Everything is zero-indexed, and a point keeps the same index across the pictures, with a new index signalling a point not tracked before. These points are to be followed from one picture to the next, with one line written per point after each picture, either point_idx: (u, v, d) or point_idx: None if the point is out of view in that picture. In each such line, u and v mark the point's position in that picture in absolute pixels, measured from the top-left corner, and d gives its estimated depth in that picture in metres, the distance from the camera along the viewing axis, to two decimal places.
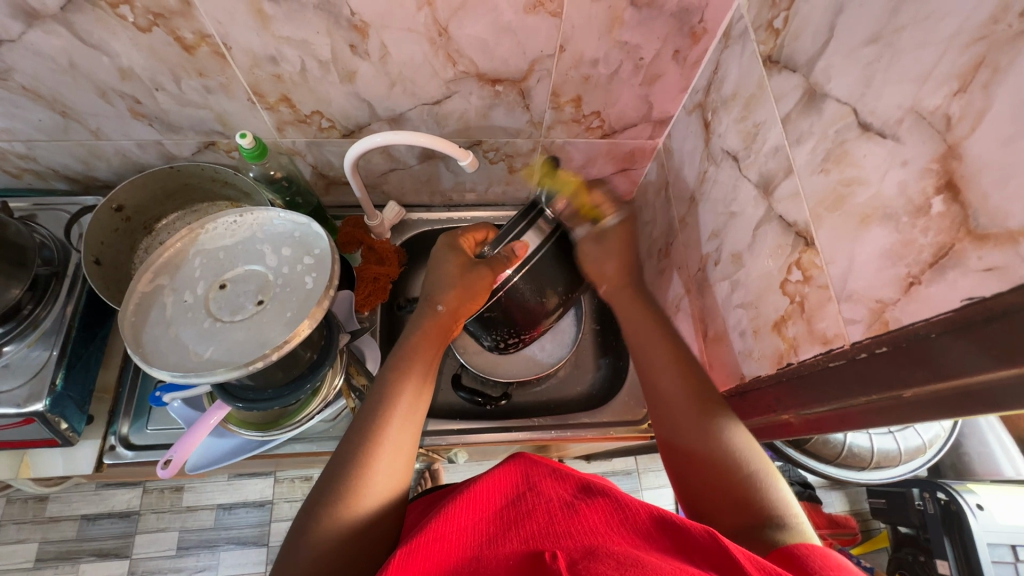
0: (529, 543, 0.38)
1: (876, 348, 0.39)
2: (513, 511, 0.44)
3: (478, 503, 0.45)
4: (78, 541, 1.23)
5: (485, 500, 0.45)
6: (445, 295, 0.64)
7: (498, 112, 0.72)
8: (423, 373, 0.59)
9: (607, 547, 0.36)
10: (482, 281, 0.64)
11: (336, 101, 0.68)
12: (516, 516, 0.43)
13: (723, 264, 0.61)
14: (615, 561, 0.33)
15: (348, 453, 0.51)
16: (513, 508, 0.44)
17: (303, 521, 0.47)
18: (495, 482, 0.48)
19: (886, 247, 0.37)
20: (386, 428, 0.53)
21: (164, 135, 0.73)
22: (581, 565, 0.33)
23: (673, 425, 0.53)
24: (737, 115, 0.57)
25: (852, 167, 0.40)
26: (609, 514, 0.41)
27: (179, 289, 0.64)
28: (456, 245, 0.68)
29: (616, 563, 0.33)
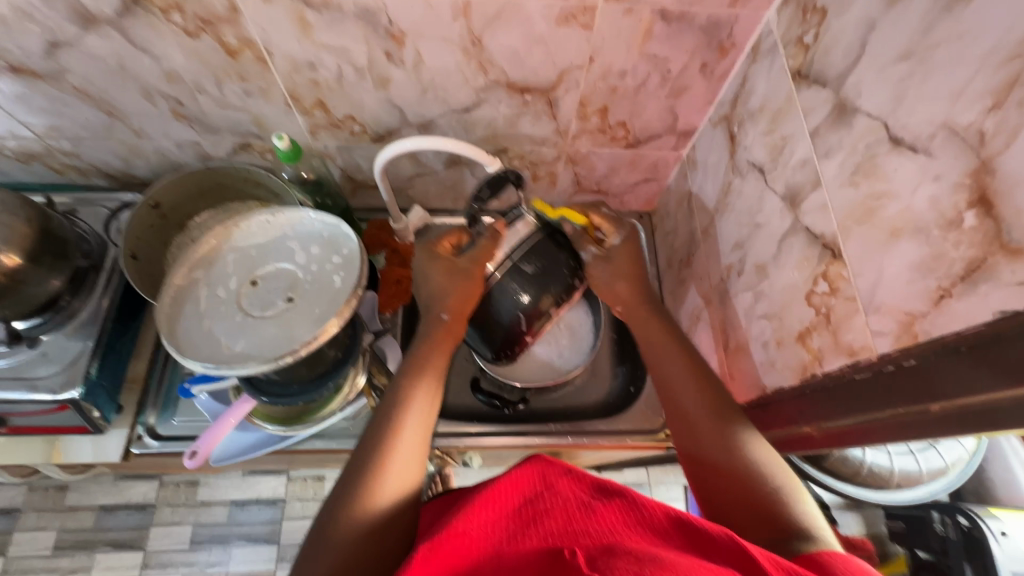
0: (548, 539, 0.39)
1: (903, 361, 0.39)
2: (531, 508, 0.44)
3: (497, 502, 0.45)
4: (95, 531, 1.26)
5: (504, 498, 0.45)
6: (447, 300, 0.64)
7: (524, 120, 0.73)
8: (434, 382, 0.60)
9: (624, 544, 0.36)
10: (472, 280, 0.64)
11: (369, 106, 0.70)
12: (537, 514, 0.43)
13: (746, 275, 0.62)
14: (633, 559, 0.34)
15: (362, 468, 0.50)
16: (532, 506, 0.44)
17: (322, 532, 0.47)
18: (515, 480, 0.48)
19: (917, 260, 0.37)
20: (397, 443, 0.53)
21: (203, 136, 0.76)
22: (601, 563, 0.33)
23: (701, 444, 0.53)
24: (764, 128, 0.58)
25: (882, 181, 0.40)
26: (626, 514, 0.42)
27: (213, 283, 0.66)
28: (434, 253, 0.67)
29: (634, 561, 0.33)
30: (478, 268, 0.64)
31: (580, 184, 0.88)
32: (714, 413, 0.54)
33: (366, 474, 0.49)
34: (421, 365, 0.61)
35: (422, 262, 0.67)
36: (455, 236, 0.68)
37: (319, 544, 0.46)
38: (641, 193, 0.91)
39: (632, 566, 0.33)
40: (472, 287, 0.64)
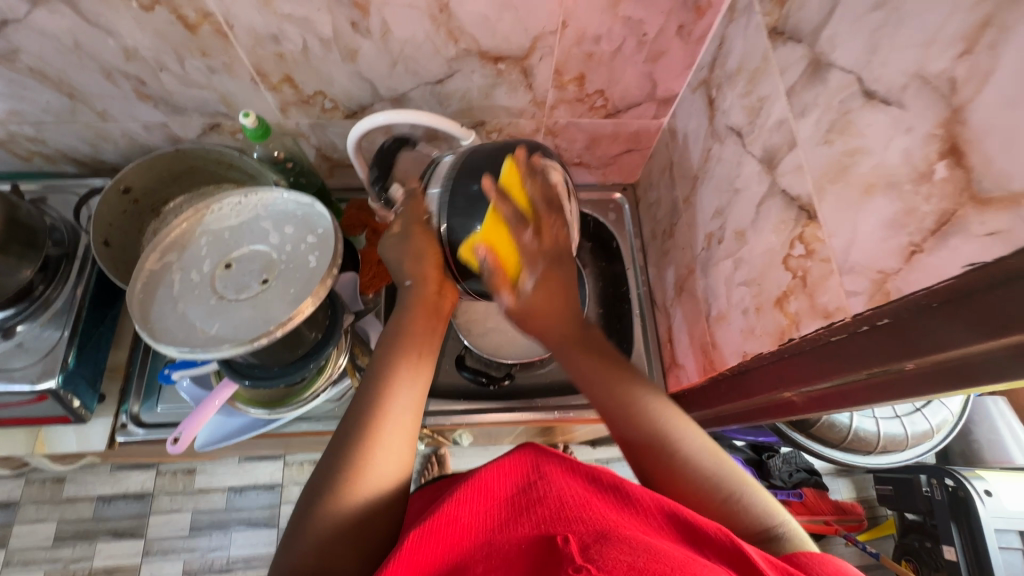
0: (540, 526, 0.40)
1: (878, 321, 0.39)
2: (524, 496, 0.44)
3: (487, 489, 0.46)
4: (94, 521, 1.26)
5: (493, 486, 0.46)
6: (404, 266, 0.60)
7: (500, 91, 0.71)
8: (421, 350, 0.57)
9: (617, 531, 0.37)
10: (420, 239, 0.60)
11: (339, 81, 0.68)
12: (530, 501, 0.44)
13: (726, 242, 0.61)
14: (629, 547, 0.34)
15: (347, 447, 0.49)
16: (525, 494, 0.45)
17: (301, 522, 0.45)
18: (506, 468, 0.49)
19: (889, 216, 0.36)
20: (386, 418, 0.51)
21: (170, 117, 0.74)
22: (593, 549, 0.34)
23: (617, 418, 0.53)
24: (741, 90, 0.56)
25: (856, 137, 0.39)
26: (618, 505, 0.43)
27: (186, 267, 0.65)
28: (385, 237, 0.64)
29: (629, 549, 0.34)
30: (412, 226, 0.60)
31: (562, 157, 0.87)
32: (625, 388, 0.54)
33: (353, 457, 0.47)
34: (409, 340, 0.57)
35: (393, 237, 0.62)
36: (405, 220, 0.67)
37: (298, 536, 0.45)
38: (624, 164, 0.90)
39: (626, 555, 0.33)
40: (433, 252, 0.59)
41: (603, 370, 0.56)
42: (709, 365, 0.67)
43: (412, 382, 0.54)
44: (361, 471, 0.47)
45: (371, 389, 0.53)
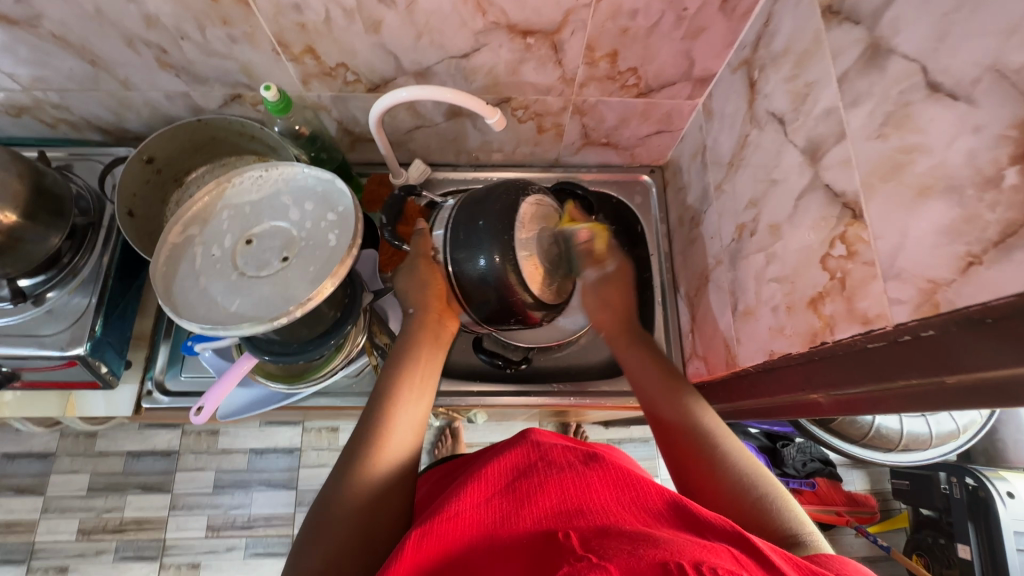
0: (540, 520, 0.41)
1: (922, 331, 0.36)
2: (526, 490, 0.46)
3: (487, 483, 0.48)
4: (124, 475, 1.32)
5: (494, 479, 0.49)
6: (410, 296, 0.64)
7: (528, 67, 0.68)
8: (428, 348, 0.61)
9: (616, 527, 0.39)
10: (430, 272, 0.64)
11: (361, 53, 0.66)
12: (531, 490, 0.46)
13: (759, 235, 0.58)
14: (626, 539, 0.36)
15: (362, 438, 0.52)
16: (526, 486, 0.47)
17: (322, 512, 0.47)
18: (508, 460, 0.52)
19: (945, 222, 0.34)
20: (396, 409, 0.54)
21: (191, 87, 0.72)
22: (593, 543, 0.36)
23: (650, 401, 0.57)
24: (787, 74, 0.52)
25: (914, 133, 0.36)
26: (617, 494, 0.44)
27: (208, 242, 0.64)
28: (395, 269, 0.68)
29: (627, 540, 0.35)
30: (420, 259, 0.65)
31: (589, 136, 0.84)
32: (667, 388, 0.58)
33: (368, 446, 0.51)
34: (414, 346, 0.60)
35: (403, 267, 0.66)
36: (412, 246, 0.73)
37: (319, 526, 0.46)
38: (653, 146, 0.86)
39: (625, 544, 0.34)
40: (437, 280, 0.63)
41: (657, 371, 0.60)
42: (733, 360, 0.65)
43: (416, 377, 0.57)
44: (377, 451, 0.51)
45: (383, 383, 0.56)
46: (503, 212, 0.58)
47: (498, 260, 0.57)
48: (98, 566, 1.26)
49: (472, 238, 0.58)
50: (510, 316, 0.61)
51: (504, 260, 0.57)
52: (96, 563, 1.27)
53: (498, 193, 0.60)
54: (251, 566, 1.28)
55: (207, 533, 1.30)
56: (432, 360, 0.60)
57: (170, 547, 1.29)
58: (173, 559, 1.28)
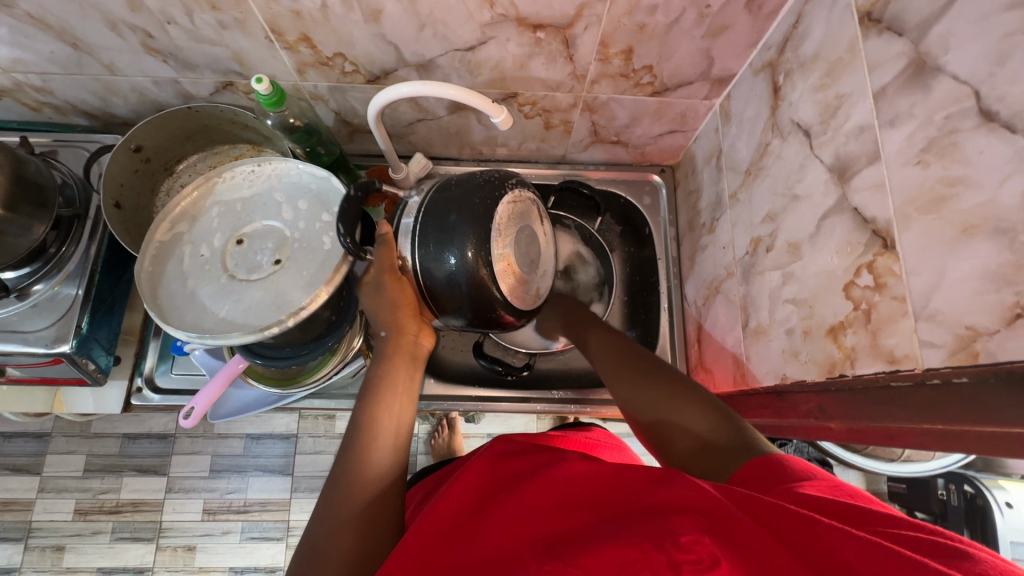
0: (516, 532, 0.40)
1: (954, 378, 0.34)
2: (501, 497, 0.45)
3: (451, 504, 0.45)
4: (121, 457, 1.28)
5: (461, 497, 0.45)
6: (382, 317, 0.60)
7: (537, 62, 0.64)
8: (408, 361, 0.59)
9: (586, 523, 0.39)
10: (398, 289, 0.59)
11: (361, 43, 0.62)
12: (501, 505, 0.43)
13: (775, 252, 0.55)
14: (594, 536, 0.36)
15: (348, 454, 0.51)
16: (501, 494, 0.45)
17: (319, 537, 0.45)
18: (471, 473, 0.48)
19: (992, 267, 0.31)
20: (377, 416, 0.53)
21: (180, 73, 0.69)
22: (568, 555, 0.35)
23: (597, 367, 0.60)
24: (816, 83, 0.49)
25: (960, 164, 0.33)
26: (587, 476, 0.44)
27: (196, 241, 0.61)
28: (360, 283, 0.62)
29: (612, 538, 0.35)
30: (386, 274, 0.58)
31: (598, 133, 0.80)
32: (608, 349, 0.62)
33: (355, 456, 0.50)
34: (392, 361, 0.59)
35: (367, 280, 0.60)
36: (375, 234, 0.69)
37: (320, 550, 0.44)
38: (664, 145, 0.83)
39: (590, 542, 0.35)
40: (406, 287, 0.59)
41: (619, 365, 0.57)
42: (742, 378, 0.63)
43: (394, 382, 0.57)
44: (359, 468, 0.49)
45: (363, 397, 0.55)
46: (472, 211, 0.53)
47: (471, 257, 0.52)
48: (94, 548, 1.24)
49: (440, 234, 0.53)
50: (483, 319, 0.55)
51: (475, 257, 0.52)
52: (93, 544, 1.24)
53: (474, 193, 0.54)
54: (247, 551, 1.26)
55: (203, 516, 1.27)
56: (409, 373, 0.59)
57: (168, 529, 1.26)
58: (170, 542, 1.26)
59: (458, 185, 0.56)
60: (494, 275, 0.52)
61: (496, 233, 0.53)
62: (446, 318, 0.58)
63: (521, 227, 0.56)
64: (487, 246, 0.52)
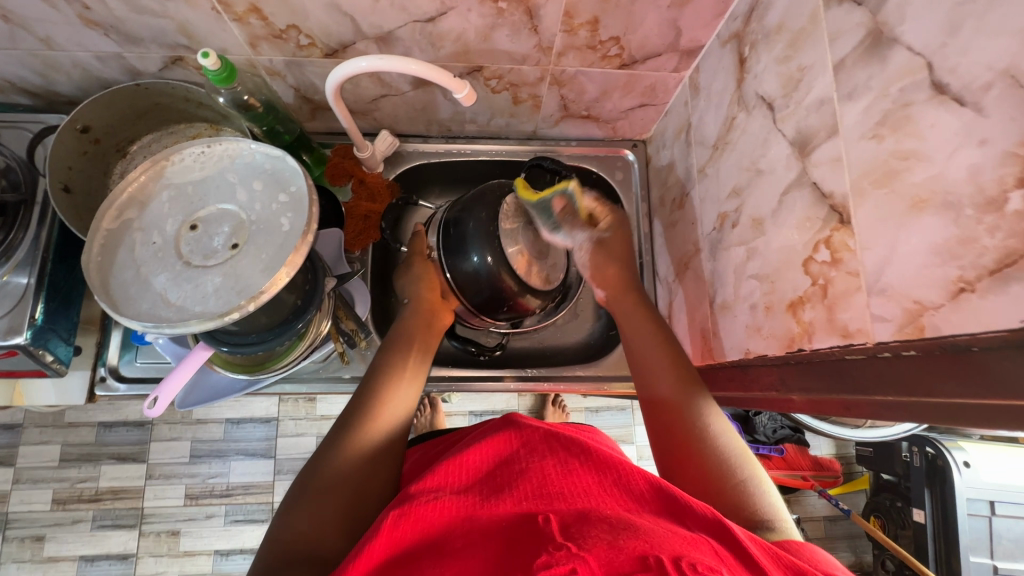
0: (522, 504, 0.42)
1: (903, 351, 0.35)
2: (506, 473, 0.48)
3: (458, 474, 0.49)
4: (97, 445, 1.23)
5: (470, 467, 0.50)
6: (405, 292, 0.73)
7: (500, 33, 0.62)
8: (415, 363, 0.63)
9: (598, 513, 0.39)
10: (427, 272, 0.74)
11: (314, 14, 0.59)
12: (510, 476, 0.47)
13: (740, 228, 0.55)
14: (607, 528, 0.37)
15: (345, 430, 0.54)
16: (506, 470, 0.48)
17: (301, 494, 0.48)
18: (487, 448, 0.53)
19: (939, 241, 0.31)
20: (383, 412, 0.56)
21: (124, 48, 0.65)
22: (574, 529, 0.37)
23: (643, 385, 0.59)
24: (779, 54, 0.48)
25: (912, 138, 0.33)
26: (602, 477, 0.46)
27: (147, 228, 0.59)
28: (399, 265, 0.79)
29: (603, 522, 0.38)
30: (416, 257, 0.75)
31: (568, 108, 0.78)
32: (654, 367, 0.59)
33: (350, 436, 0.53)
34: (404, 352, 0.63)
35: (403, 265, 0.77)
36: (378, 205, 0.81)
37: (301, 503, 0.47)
38: (635, 120, 0.81)
39: (605, 535, 0.36)
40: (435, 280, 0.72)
41: (666, 361, 0.59)
42: (708, 352, 0.64)
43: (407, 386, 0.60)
44: (363, 431, 0.54)
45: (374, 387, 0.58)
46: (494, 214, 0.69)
47: (490, 260, 0.67)
48: (75, 535, 1.20)
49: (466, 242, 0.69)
50: (500, 309, 0.71)
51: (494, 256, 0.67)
52: (73, 533, 1.21)
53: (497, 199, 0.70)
54: (232, 534, 1.24)
55: (185, 501, 1.24)
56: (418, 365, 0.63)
57: (150, 515, 1.23)
58: (153, 527, 1.23)
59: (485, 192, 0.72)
60: (509, 271, 0.68)
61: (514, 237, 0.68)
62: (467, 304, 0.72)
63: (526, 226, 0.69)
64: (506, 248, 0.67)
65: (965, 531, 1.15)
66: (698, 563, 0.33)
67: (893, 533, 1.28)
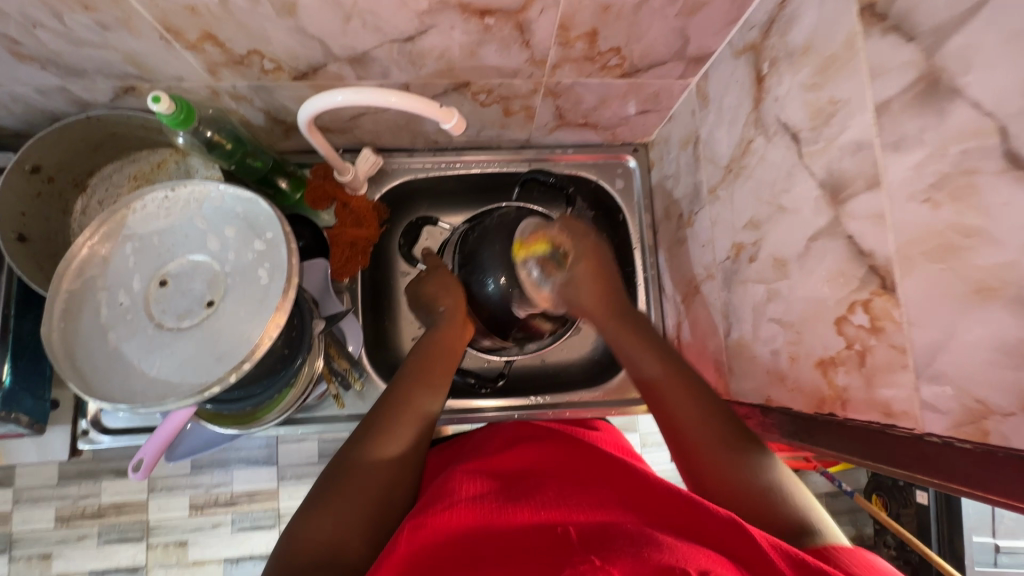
0: (539, 523, 0.38)
1: (956, 444, 0.31)
2: (526, 490, 0.44)
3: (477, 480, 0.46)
4: (96, 461, 1.01)
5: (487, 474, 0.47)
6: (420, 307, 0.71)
7: (488, 49, 0.56)
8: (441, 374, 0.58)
9: (618, 528, 0.36)
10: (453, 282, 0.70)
11: (277, 39, 0.52)
12: (532, 493, 0.43)
13: (759, 264, 0.51)
14: (628, 541, 0.33)
15: (368, 431, 0.50)
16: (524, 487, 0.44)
17: (318, 498, 0.44)
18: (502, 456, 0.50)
19: (1011, 339, 0.27)
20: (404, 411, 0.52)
21: (68, 80, 0.57)
22: (596, 548, 0.33)
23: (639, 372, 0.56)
24: (805, 80, 0.43)
25: (977, 213, 0.29)
26: (620, 502, 0.42)
27: (111, 287, 0.54)
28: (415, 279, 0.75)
29: (625, 542, 0.34)
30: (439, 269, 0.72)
31: (564, 117, 0.72)
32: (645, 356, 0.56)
33: (372, 438, 0.49)
34: (432, 359, 0.59)
35: (416, 284, 0.73)
36: (358, 230, 0.75)
37: (317, 505, 0.44)
38: (635, 125, 0.75)
39: (629, 548, 0.32)
40: (458, 298, 0.68)
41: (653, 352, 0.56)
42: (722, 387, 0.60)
43: (430, 390, 0.56)
44: (387, 433, 0.50)
45: (397, 393, 0.54)
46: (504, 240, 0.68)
47: (504, 283, 0.67)
48: (82, 552, 1.01)
49: (481, 267, 0.69)
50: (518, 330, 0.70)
51: (510, 278, 0.67)
52: (79, 550, 1.01)
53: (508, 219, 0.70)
54: (239, 541, 1.04)
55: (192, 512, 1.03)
56: (445, 370, 0.59)
57: (156, 527, 1.03)
58: (160, 539, 1.03)
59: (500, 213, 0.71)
60: (532, 292, 0.67)
61: (532, 256, 0.66)
62: (485, 324, 0.71)
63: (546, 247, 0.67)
64: (520, 271, 0.66)
65: (969, 513, 1.01)
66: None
67: (894, 512, 1.12)
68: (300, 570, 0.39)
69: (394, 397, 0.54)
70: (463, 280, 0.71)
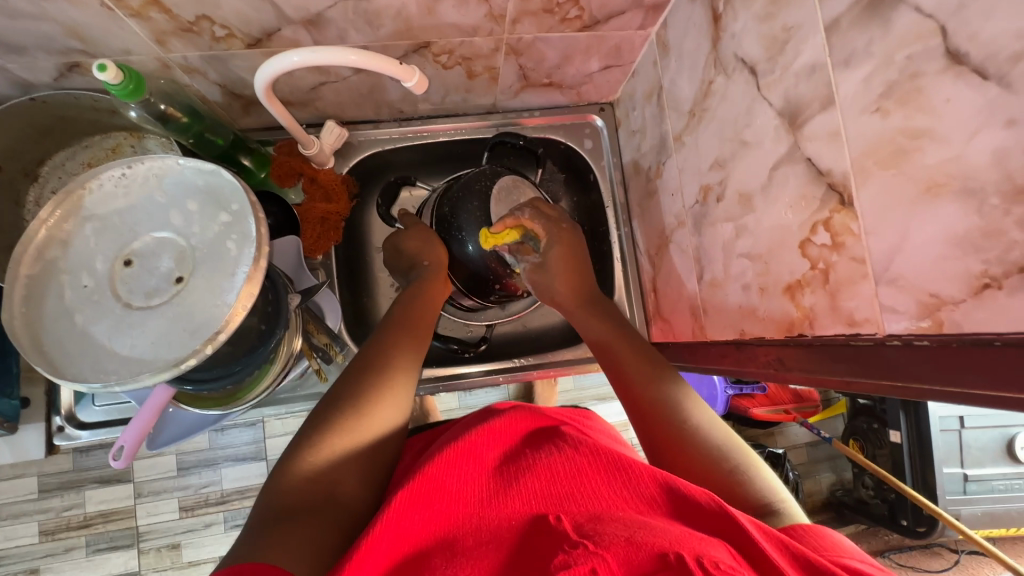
0: (530, 500, 0.38)
1: (916, 341, 0.33)
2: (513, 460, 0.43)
3: (464, 457, 0.44)
4: (76, 472, 0.98)
5: (476, 455, 0.44)
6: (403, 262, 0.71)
7: (445, 5, 0.55)
8: (417, 337, 0.57)
9: (611, 513, 0.35)
10: (435, 248, 0.69)
11: (226, 2, 0.51)
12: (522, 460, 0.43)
13: (726, 203, 0.52)
14: (622, 528, 0.33)
15: (354, 381, 0.49)
16: (511, 458, 0.44)
17: (302, 444, 0.44)
18: (487, 431, 0.48)
19: (958, 231, 0.29)
20: (391, 380, 0.50)
21: (6, 58, 0.55)
22: (588, 529, 0.33)
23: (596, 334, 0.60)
24: (759, 11, 0.43)
25: (924, 115, 0.30)
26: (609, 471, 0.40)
27: (74, 270, 0.52)
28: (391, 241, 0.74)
29: (618, 524, 0.33)
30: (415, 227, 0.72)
31: (528, 77, 0.72)
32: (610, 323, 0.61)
33: (361, 392, 0.48)
34: (410, 323, 0.59)
35: (397, 237, 0.72)
36: (327, 203, 0.73)
37: (297, 451, 0.43)
38: (600, 82, 0.75)
39: (622, 532, 0.32)
40: (440, 254, 0.69)
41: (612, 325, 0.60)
42: (699, 330, 0.62)
43: (412, 356, 0.55)
44: (377, 389, 0.49)
45: (377, 352, 0.53)
46: (484, 199, 0.67)
47: (484, 245, 0.66)
48: (71, 565, 0.98)
49: (460, 226, 0.68)
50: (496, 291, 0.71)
51: (487, 244, 0.66)
52: (68, 562, 0.98)
53: (485, 177, 0.68)
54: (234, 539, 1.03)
55: (182, 514, 1.02)
56: (420, 335, 0.58)
57: (146, 532, 1.01)
58: (152, 544, 1.01)
59: (479, 170, 0.69)
60: (506, 260, 0.66)
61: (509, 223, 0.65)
62: (463, 281, 0.72)
63: (519, 207, 0.67)
64: (498, 239, 0.65)
65: (939, 445, 1.04)
66: (721, 564, 0.29)
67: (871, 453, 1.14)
68: (290, 509, 0.39)
69: (377, 357, 0.53)
70: (442, 239, 0.71)
